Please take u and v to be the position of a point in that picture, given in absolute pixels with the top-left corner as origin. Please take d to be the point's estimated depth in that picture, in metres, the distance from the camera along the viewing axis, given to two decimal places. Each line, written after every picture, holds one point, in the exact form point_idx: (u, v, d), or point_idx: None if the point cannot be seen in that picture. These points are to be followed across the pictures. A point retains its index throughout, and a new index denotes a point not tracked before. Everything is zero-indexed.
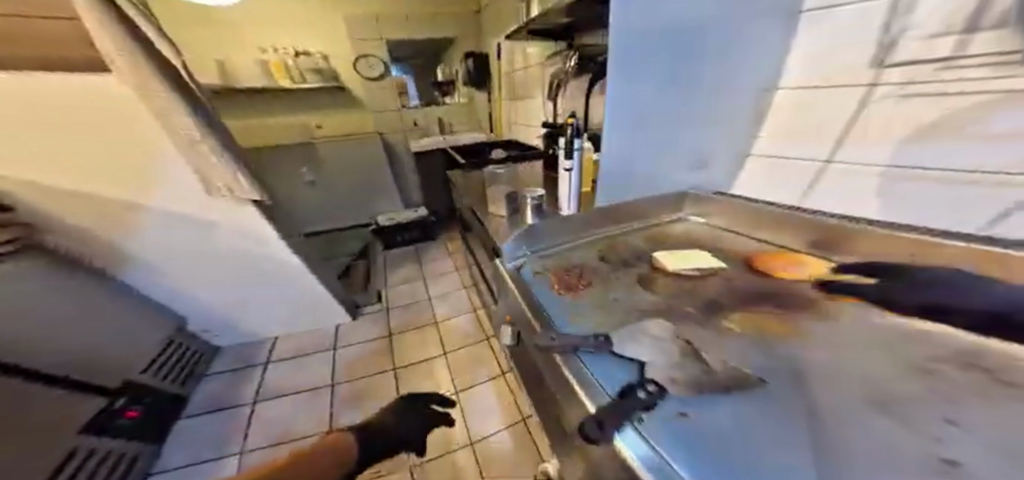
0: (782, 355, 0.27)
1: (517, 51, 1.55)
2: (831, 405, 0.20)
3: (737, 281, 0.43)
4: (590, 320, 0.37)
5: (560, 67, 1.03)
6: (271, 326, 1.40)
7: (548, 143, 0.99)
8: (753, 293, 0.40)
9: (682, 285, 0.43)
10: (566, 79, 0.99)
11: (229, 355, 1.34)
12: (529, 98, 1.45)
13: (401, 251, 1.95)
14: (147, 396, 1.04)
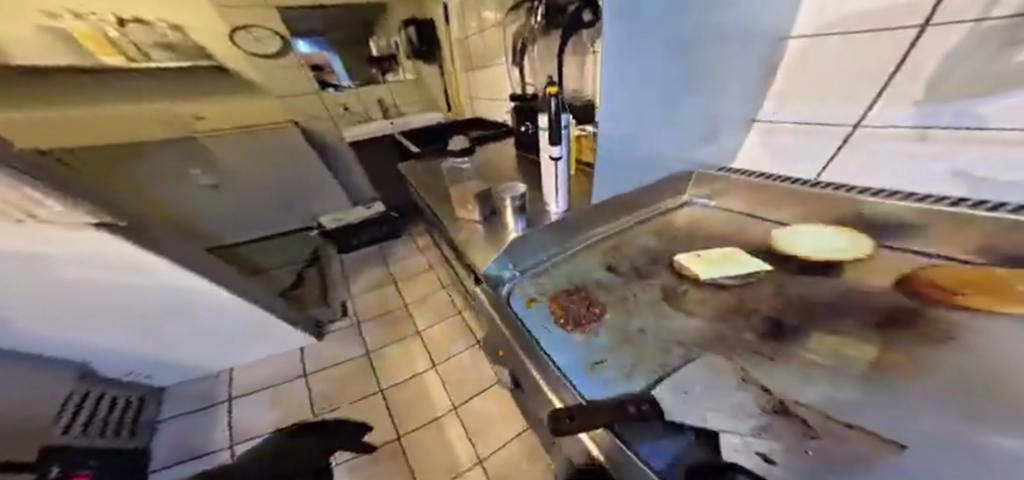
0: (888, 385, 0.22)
1: (469, 10, 1.31)
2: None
3: (781, 287, 0.35)
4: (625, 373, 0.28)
5: (522, 26, 0.85)
6: (222, 359, 1.15)
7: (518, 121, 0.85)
8: (807, 303, 0.32)
9: (718, 298, 0.35)
10: (532, 39, 0.81)
11: (176, 393, 1.10)
12: (490, 65, 1.25)
13: (366, 254, 1.73)
14: (88, 459, 0.80)
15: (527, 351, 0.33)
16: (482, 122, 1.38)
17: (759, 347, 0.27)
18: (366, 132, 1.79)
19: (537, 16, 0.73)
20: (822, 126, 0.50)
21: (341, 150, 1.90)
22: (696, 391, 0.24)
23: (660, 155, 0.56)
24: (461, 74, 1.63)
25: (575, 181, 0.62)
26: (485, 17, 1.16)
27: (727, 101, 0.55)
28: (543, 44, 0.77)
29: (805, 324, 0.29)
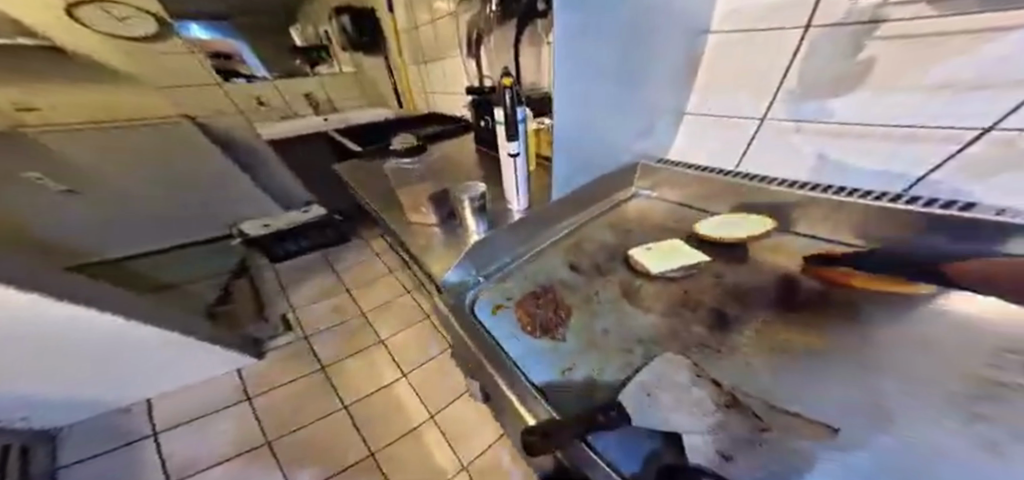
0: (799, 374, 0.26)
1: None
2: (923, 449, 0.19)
3: (721, 275, 0.39)
4: (591, 376, 0.29)
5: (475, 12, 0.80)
6: (139, 390, 0.97)
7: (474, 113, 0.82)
8: (745, 290, 0.36)
9: (668, 290, 0.38)
10: (488, 28, 0.75)
11: (76, 436, 0.91)
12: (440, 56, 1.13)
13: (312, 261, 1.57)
14: None
15: (494, 363, 0.32)
16: (434, 115, 1.32)
17: (708, 340, 0.30)
18: (291, 128, 1.37)
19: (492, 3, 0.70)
20: (740, 120, 0.55)
21: (256, 148, 1.39)
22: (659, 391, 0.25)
23: (609, 145, 0.57)
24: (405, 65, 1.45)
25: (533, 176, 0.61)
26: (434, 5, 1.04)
27: (663, 92, 0.59)
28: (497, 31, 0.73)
29: (745, 312, 0.33)
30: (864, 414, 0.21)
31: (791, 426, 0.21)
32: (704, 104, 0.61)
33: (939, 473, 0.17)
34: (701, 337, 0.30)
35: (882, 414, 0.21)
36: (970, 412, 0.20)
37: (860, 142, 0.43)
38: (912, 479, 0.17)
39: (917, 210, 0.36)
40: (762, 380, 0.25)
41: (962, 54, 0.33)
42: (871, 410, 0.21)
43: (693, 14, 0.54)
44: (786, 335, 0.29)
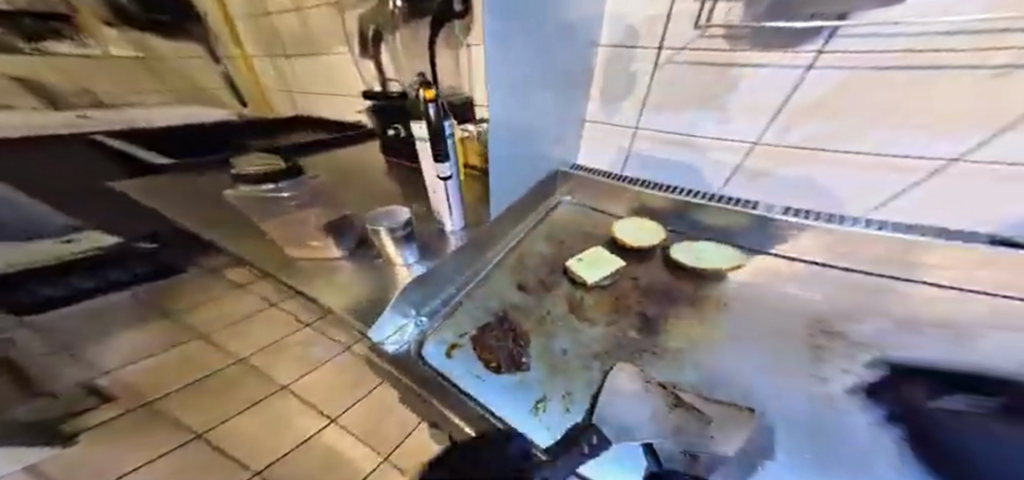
0: (708, 346, 0.36)
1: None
2: (796, 380, 0.31)
3: (637, 278, 0.48)
4: (568, 399, 0.31)
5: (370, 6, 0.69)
6: None
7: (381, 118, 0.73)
8: (654, 290, 0.45)
9: (604, 298, 0.44)
10: (385, 25, 0.70)
11: None
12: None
13: None
14: None
15: (468, 420, 0.30)
16: None
17: (643, 343, 0.37)
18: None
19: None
20: (622, 130, 0.68)
21: None
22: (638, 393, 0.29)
23: (538, 154, 0.57)
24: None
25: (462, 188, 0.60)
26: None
27: (574, 98, 0.62)
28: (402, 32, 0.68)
29: (661, 310, 0.42)
30: (762, 368, 0.33)
31: (728, 413, 0.27)
32: (597, 113, 0.70)
33: (818, 418, 0.27)
34: (638, 341, 0.37)
35: (784, 383, 0.31)
36: (822, 374, 0.32)
37: (693, 152, 0.62)
38: (809, 418, 0.27)
39: (751, 210, 0.54)
40: (708, 372, 0.33)
41: (750, 79, 0.52)
42: (778, 383, 0.31)
43: (590, 24, 0.60)
44: (689, 327, 0.39)
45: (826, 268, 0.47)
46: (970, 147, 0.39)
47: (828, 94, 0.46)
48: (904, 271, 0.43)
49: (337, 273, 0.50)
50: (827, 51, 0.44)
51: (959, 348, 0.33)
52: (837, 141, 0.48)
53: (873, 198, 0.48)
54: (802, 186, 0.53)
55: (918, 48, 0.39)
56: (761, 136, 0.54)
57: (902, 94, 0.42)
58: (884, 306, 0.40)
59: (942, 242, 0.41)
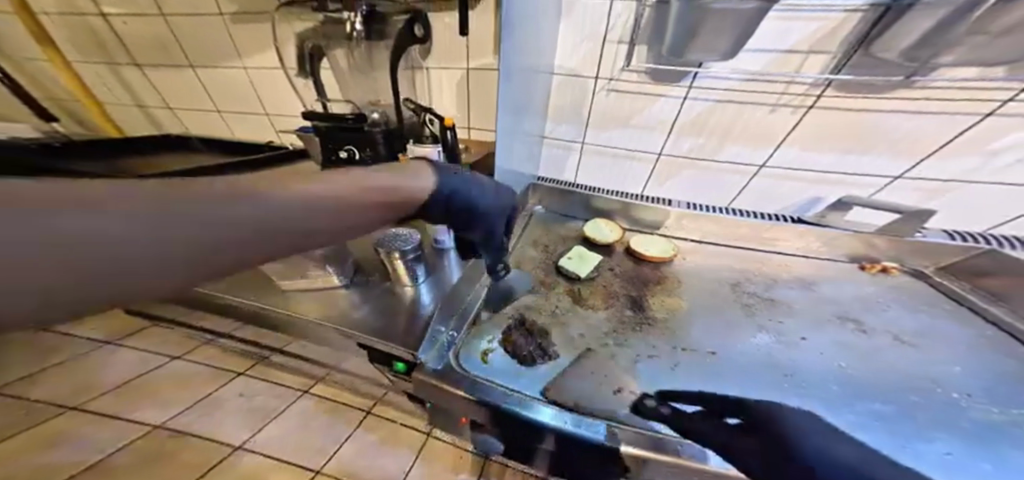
0: (677, 310, 0.49)
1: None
2: (752, 337, 0.44)
3: (613, 266, 0.58)
4: (603, 380, 0.38)
5: (311, 25, 0.66)
6: None
7: (334, 138, 0.70)
8: (629, 275, 0.56)
9: (596, 288, 0.53)
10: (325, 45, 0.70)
11: None
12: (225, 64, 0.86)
13: None
14: None
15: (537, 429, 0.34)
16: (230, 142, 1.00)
17: (638, 318, 0.47)
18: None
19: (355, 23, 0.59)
20: (570, 146, 0.79)
21: None
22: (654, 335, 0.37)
23: (517, 171, 0.65)
24: (110, 72, 0.95)
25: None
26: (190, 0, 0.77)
27: (536, 121, 0.68)
28: (355, 54, 0.69)
29: (640, 290, 0.52)
30: (730, 331, 0.45)
31: (725, 375, 0.39)
32: (554, 131, 0.78)
33: (779, 364, 0.40)
34: (633, 316, 0.47)
35: (746, 338, 0.44)
36: (758, 323, 0.46)
37: (625, 162, 0.77)
38: (771, 365, 0.40)
39: (668, 206, 0.65)
40: (695, 336, 0.44)
41: (652, 106, 0.68)
42: (740, 336, 0.44)
43: (549, 57, 0.65)
44: (663, 299, 0.51)
45: (717, 247, 0.62)
46: (771, 153, 0.66)
47: (699, 117, 0.66)
48: (760, 245, 0.61)
49: (339, 305, 0.48)
50: (695, 88, 0.63)
51: (808, 292, 0.52)
52: (707, 152, 0.70)
53: (730, 189, 0.73)
54: (698, 184, 0.75)
55: (749, 87, 0.60)
56: (665, 149, 0.72)
57: (754, 121, 0.64)
58: (769, 264, 0.59)
59: (776, 223, 0.59)
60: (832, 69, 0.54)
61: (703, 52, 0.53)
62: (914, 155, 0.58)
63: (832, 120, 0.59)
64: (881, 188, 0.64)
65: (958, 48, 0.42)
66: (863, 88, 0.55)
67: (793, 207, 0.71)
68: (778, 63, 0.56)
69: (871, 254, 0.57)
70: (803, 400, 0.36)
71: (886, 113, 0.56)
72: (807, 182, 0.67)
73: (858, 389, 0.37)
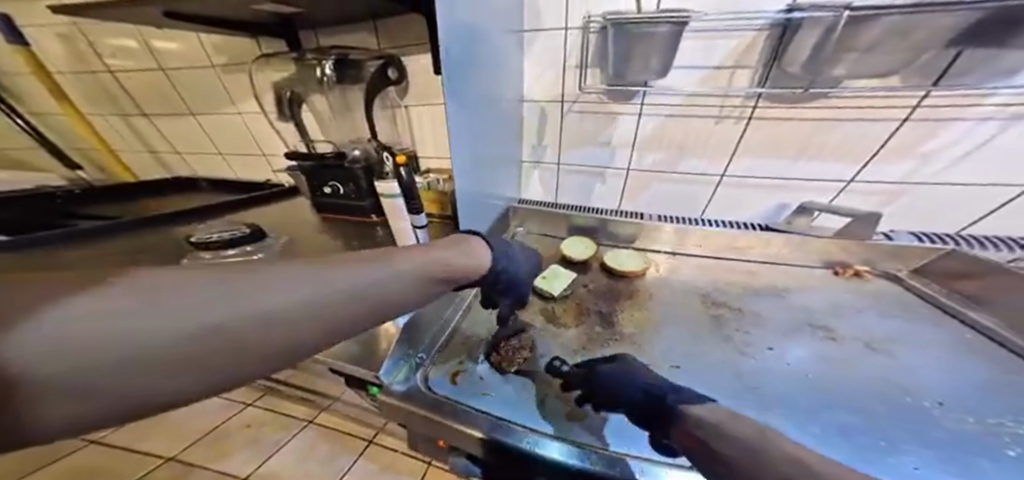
0: (648, 324, 0.49)
1: (113, 34, 0.84)
2: (722, 348, 0.45)
3: (588, 283, 0.59)
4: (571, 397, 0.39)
5: (286, 74, 0.74)
6: None
7: (317, 175, 0.74)
8: (603, 291, 0.57)
9: (567, 306, 0.54)
10: (303, 92, 0.76)
11: None
12: (221, 111, 0.92)
13: None
14: None
15: (505, 454, 0.34)
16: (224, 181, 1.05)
17: (609, 335, 0.48)
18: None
19: (326, 69, 0.66)
20: (545, 167, 0.83)
21: None
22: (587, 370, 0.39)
23: (492, 196, 0.67)
24: (121, 120, 1.02)
25: (429, 229, 0.68)
26: (186, 55, 0.84)
27: (509, 146, 0.72)
28: (329, 98, 0.74)
29: (609, 306, 0.53)
30: (698, 343, 0.45)
31: (693, 389, 0.39)
32: (527, 155, 0.82)
33: (749, 376, 0.40)
34: (603, 333, 0.48)
35: (713, 350, 0.44)
36: (727, 334, 0.47)
37: (597, 180, 0.80)
38: (739, 375, 0.40)
39: (639, 220, 0.67)
40: (663, 349, 0.45)
41: (611, 126, 0.71)
42: (707, 347, 0.45)
43: (516, 89, 0.70)
44: (633, 314, 0.51)
45: (690, 258, 0.63)
46: (727, 165, 0.68)
47: (653, 133, 0.69)
48: (730, 253, 0.62)
49: None
50: (647, 104, 0.66)
51: (780, 300, 0.52)
52: (669, 165, 0.72)
53: (700, 200, 0.75)
54: (666, 196, 0.77)
55: (692, 102, 0.64)
56: (631, 165, 0.75)
57: (710, 132, 0.66)
58: (739, 270, 0.59)
59: (743, 232, 0.61)
60: (758, 82, 0.58)
61: (639, 72, 0.59)
62: (860, 159, 0.61)
63: (778, 130, 0.62)
64: (839, 193, 0.65)
65: (841, 63, 0.49)
66: (790, 97, 0.58)
67: (761, 214, 0.72)
68: (708, 78, 0.60)
69: (843, 258, 0.57)
70: (771, 412, 0.36)
71: (832, 121, 0.58)
72: (769, 190, 0.68)
73: (826, 400, 0.37)
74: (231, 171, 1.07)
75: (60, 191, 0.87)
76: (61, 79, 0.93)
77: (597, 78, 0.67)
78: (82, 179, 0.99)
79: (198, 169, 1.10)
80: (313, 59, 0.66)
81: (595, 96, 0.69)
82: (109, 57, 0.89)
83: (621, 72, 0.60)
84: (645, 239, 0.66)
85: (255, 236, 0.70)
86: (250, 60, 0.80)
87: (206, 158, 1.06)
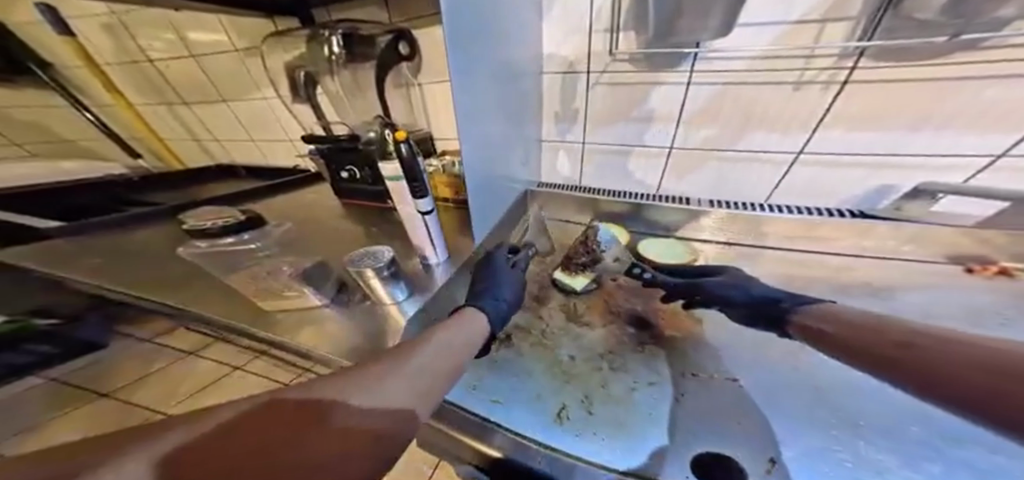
0: (696, 326, 0.42)
1: (150, 21, 0.84)
2: (791, 359, 0.36)
3: (627, 276, 0.52)
4: (596, 407, 0.34)
5: (298, 53, 0.70)
6: None
7: (333, 160, 0.72)
8: (638, 286, 0.50)
9: (595, 302, 0.48)
10: (316, 73, 0.73)
11: None
12: (247, 97, 0.93)
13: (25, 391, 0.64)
14: None
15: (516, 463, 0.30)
16: (259, 167, 1.11)
17: (645, 337, 0.42)
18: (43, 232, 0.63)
19: (335, 45, 0.63)
20: (574, 146, 0.75)
21: None
22: (703, 310, 0.44)
23: (509, 178, 0.61)
24: (167, 110, 1.04)
25: (444, 214, 0.64)
26: (212, 40, 0.83)
27: (527, 124, 0.66)
28: (340, 78, 0.71)
29: (645, 304, 0.47)
30: (758, 350, 0.38)
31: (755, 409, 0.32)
32: (550, 132, 0.75)
33: (829, 394, 0.32)
34: (636, 337, 0.42)
35: (780, 362, 0.36)
36: None
37: (640, 158, 0.70)
38: (817, 395, 0.32)
39: (687, 205, 0.58)
40: (713, 358, 0.38)
41: (651, 97, 0.62)
42: (772, 357, 0.37)
43: (534, 58, 0.62)
44: (676, 316, 0.44)
45: (753, 250, 0.54)
46: (807, 138, 0.56)
47: (707, 105, 0.59)
48: (798, 244, 0.52)
49: (321, 320, 0.48)
50: (698, 72, 0.56)
51: (879, 304, 0.42)
52: (724, 141, 0.62)
53: (767, 183, 0.64)
54: (721, 178, 0.67)
55: (760, 66, 0.52)
56: (676, 143, 0.66)
57: (781, 102, 0.55)
58: (809, 265, 0.50)
59: (819, 218, 0.50)
60: (860, 35, 0.44)
61: (689, 31, 0.46)
62: (1013, 126, 0.44)
63: (881, 94, 0.48)
64: (982, 170, 0.49)
65: (1010, 3, 0.33)
66: (908, 54, 0.44)
67: (851, 200, 0.60)
68: (787, 35, 0.48)
69: (982, 253, 0.44)
70: (862, 442, 0.28)
71: (954, 80, 0.44)
72: (859, 168, 0.56)
73: (956, 433, 0.27)
74: (264, 158, 1.09)
75: (122, 179, 0.96)
76: (108, 70, 0.97)
77: (639, 42, 0.56)
78: (141, 169, 1.09)
79: (238, 157, 1.11)
80: (322, 36, 0.64)
81: (633, 64, 0.59)
82: (150, 44, 0.89)
83: (667, 32, 0.48)
84: (693, 226, 0.58)
85: (253, 223, 0.69)
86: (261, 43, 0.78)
87: (241, 145, 1.07)
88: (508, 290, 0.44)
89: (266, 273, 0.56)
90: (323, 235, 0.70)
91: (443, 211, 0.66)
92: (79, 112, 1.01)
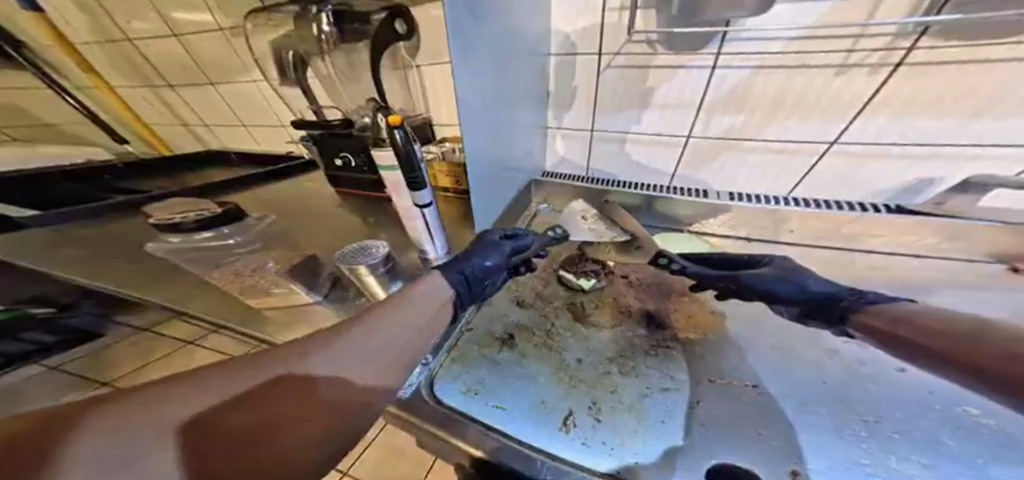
0: (712, 328, 0.40)
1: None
2: (817, 365, 0.34)
3: (639, 273, 0.50)
4: (605, 414, 0.31)
5: (286, 31, 0.66)
6: None
7: (328, 148, 0.68)
8: (650, 284, 0.48)
9: (604, 301, 0.46)
10: (308, 54, 0.68)
11: None
12: (232, 81, 0.87)
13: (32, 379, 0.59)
14: None
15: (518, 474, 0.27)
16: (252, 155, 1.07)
17: (658, 339, 0.39)
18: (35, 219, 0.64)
19: (325, 23, 0.59)
20: (585, 134, 0.71)
21: None
22: (742, 303, 0.43)
23: (513, 167, 0.58)
24: (150, 93, 0.97)
25: (444, 205, 0.61)
26: (196, 20, 0.75)
27: (532, 109, 0.62)
28: (336, 59, 0.67)
29: (659, 304, 0.44)
30: (780, 355, 0.36)
31: (777, 419, 0.29)
32: (558, 119, 0.71)
33: (860, 405, 0.30)
34: (649, 338, 0.39)
35: (804, 368, 0.34)
36: (826, 347, 0.36)
37: (655, 147, 0.67)
38: (847, 405, 0.30)
39: (703, 199, 0.55)
40: (732, 362, 0.35)
41: (671, 81, 0.58)
42: (796, 363, 0.35)
43: (541, 37, 0.58)
44: (691, 316, 0.42)
45: (776, 246, 0.51)
46: (846, 127, 0.52)
47: (734, 90, 0.55)
48: (821, 240, 0.49)
49: (313, 316, 0.46)
50: (729, 54, 0.52)
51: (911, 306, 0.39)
52: (748, 130, 0.58)
53: (790, 174, 0.61)
54: (741, 168, 0.64)
55: (797, 47, 0.48)
56: (695, 132, 0.62)
57: (812, 88, 0.51)
58: (834, 263, 0.47)
59: (845, 213, 0.48)
60: (919, 11, 0.40)
61: (723, 9, 0.41)
62: None
63: (934, 79, 0.44)
64: None
65: None
66: (975, 31, 0.39)
67: (886, 194, 0.57)
68: (835, 12, 0.44)
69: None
70: (894, 456, 0.25)
71: (996, 63, 0.40)
72: (890, 159, 0.53)
73: (1012, 453, 0.24)
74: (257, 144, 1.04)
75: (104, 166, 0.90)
76: (85, 51, 0.88)
77: (663, 21, 0.51)
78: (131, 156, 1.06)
79: (229, 143, 1.07)
80: (311, 12, 0.59)
81: (657, 45, 0.55)
82: (126, 22, 0.81)
83: (696, 11, 0.43)
84: (711, 220, 0.55)
85: (233, 214, 0.66)
86: (243, 21, 0.71)
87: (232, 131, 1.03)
88: (487, 256, 0.44)
89: (250, 270, 0.55)
90: (318, 227, 0.68)
91: (443, 202, 0.63)
92: (62, 97, 0.97)
